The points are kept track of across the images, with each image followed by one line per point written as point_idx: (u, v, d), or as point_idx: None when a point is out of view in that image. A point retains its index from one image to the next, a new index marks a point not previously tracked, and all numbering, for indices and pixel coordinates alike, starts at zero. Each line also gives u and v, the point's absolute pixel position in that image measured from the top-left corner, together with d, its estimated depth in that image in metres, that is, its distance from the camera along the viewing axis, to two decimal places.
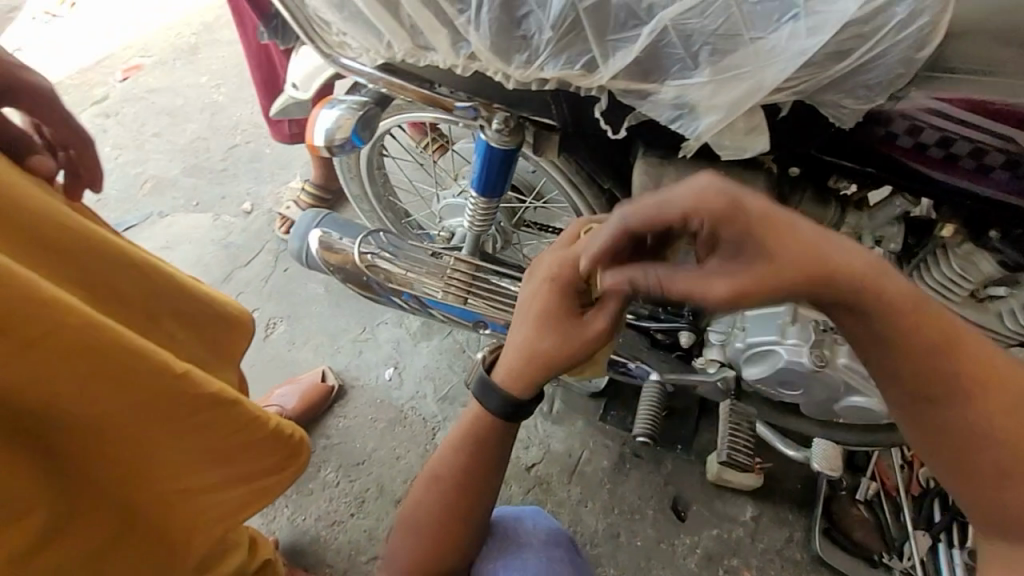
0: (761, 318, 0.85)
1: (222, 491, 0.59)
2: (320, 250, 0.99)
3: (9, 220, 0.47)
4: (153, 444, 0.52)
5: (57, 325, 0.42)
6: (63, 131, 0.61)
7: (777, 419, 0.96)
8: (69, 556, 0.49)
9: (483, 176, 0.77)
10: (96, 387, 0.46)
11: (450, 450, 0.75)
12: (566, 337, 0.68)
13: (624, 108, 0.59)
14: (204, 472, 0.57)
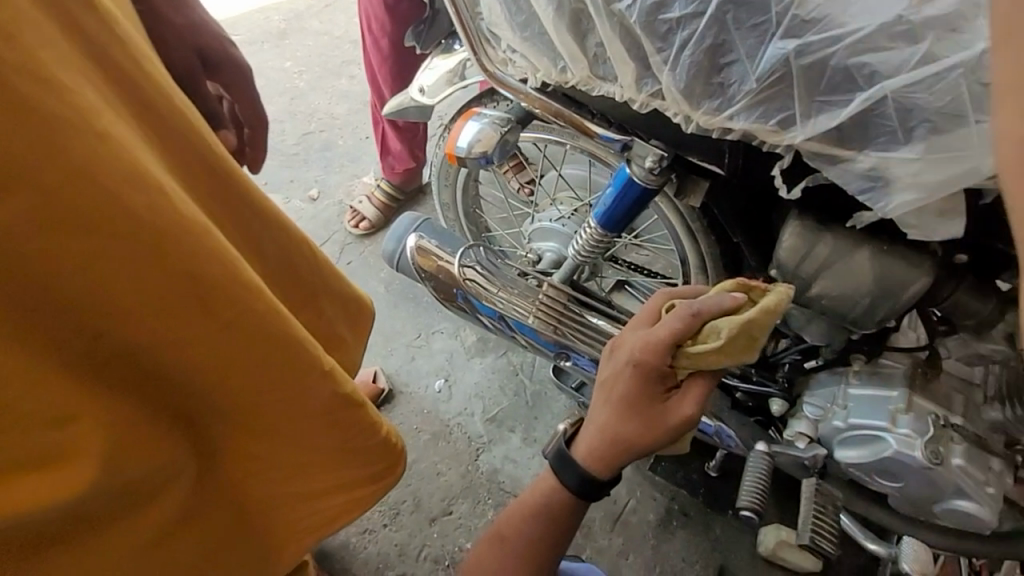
0: (868, 400, 0.82)
1: (329, 500, 0.57)
2: (414, 254, 0.97)
3: (219, 190, 0.48)
4: (276, 437, 0.51)
5: (230, 288, 0.43)
6: (246, 107, 0.62)
7: (863, 508, 0.90)
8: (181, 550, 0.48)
9: (610, 211, 0.75)
10: (250, 364, 0.46)
11: (525, 517, 0.64)
12: (649, 422, 0.61)
13: (804, 169, 0.56)
14: (317, 477, 0.55)
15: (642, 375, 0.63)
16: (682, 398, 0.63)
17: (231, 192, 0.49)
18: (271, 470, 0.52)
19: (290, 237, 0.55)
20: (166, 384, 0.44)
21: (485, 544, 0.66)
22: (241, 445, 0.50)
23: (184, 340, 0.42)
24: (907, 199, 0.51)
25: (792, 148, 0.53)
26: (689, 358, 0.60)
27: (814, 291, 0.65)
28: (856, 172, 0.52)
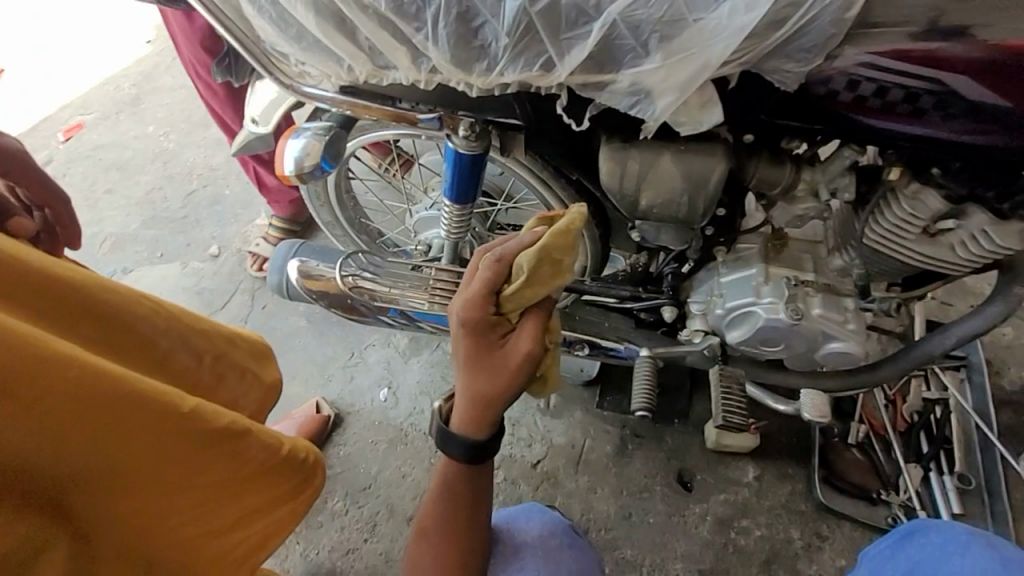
0: (736, 282, 0.90)
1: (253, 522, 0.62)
2: (300, 279, 0.99)
3: (53, 295, 0.54)
4: (169, 494, 0.53)
5: (75, 373, 0.45)
6: (42, 193, 0.65)
7: (766, 377, 1.00)
8: None
9: (456, 185, 0.79)
10: (121, 434, 0.48)
11: (435, 498, 0.71)
12: (495, 369, 0.66)
13: (584, 100, 0.62)
14: (233, 506, 0.59)
15: (478, 331, 0.68)
16: (520, 339, 0.68)
17: (59, 291, 0.54)
18: (183, 522, 0.55)
19: (140, 311, 0.61)
20: (33, 487, 0.44)
21: (415, 539, 0.72)
22: (141, 517, 0.51)
23: (37, 436, 0.43)
24: (668, 102, 0.56)
25: (563, 85, 0.58)
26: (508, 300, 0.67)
27: (644, 205, 0.72)
28: (620, 90, 0.57)
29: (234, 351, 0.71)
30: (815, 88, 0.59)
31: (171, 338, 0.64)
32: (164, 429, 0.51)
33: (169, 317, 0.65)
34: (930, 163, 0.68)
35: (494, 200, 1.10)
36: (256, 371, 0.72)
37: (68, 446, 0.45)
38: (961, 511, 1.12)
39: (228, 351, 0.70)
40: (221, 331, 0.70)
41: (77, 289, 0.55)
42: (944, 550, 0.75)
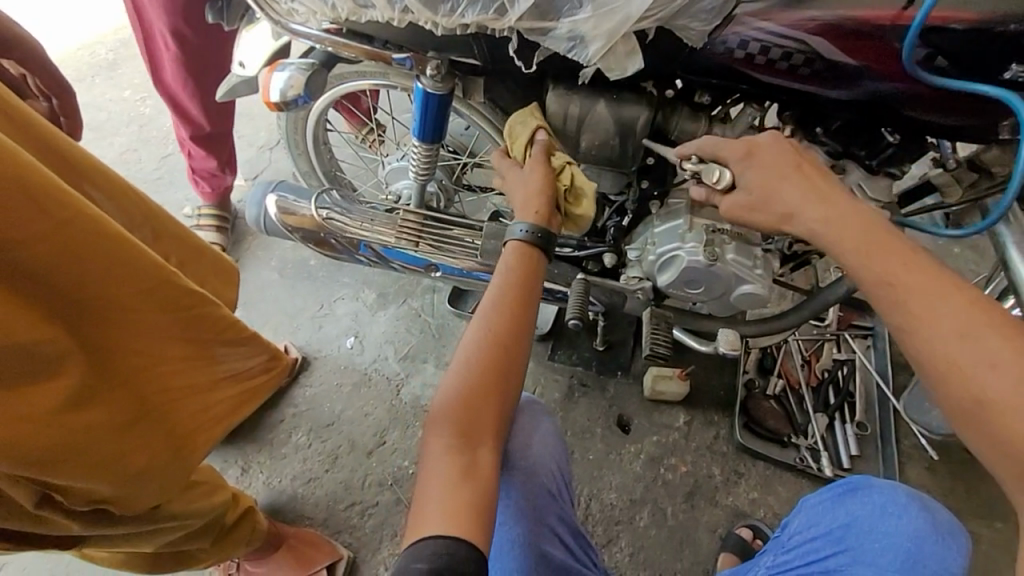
0: (666, 231, 1.03)
1: (226, 388, 0.74)
2: (278, 214, 1.09)
3: (62, 169, 0.62)
4: (150, 340, 0.64)
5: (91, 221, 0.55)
6: (50, 83, 0.74)
7: (692, 323, 1.13)
8: (89, 432, 0.57)
9: (423, 125, 0.90)
10: (119, 281, 0.58)
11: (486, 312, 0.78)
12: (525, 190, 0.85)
13: (531, 45, 0.74)
14: (207, 368, 0.71)
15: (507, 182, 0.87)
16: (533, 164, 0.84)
17: (67, 167, 0.63)
18: (164, 370, 0.66)
19: (128, 200, 0.70)
20: (50, 300, 0.54)
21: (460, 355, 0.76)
22: (127, 351, 0.61)
23: (58, 262, 0.53)
24: (598, 47, 0.69)
25: (514, 29, 0.71)
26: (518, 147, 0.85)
27: (584, 146, 0.85)
28: (560, 36, 0.70)
29: (200, 263, 0.79)
30: (714, 47, 0.73)
31: (145, 233, 0.72)
32: (152, 287, 0.62)
33: (142, 213, 0.72)
34: (815, 123, 0.83)
35: (458, 155, 1.22)
36: (215, 286, 0.81)
37: (80, 272, 0.55)
38: (857, 453, 1.29)
39: (194, 260, 0.78)
40: (194, 240, 0.78)
41: (73, 165, 0.63)
42: (884, 512, 0.83)
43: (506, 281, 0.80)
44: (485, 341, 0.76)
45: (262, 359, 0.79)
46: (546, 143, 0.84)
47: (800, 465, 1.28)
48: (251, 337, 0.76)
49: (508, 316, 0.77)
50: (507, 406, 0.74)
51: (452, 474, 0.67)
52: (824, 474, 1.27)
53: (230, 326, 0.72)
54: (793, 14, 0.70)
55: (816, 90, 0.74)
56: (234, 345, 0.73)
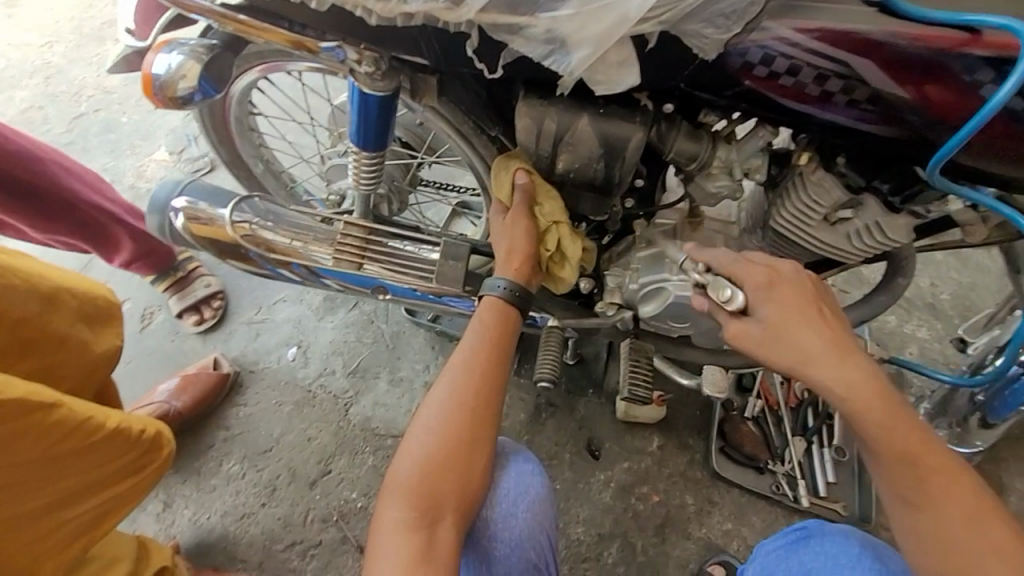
0: (652, 258, 0.89)
1: (89, 498, 0.76)
2: (185, 223, 0.89)
3: None
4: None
5: None
6: None
7: (676, 351, 1.00)
8: None
9: (363, 130, 0.72)
10: None
11: (460, 366, 0.72)
12: (512, 241, 0.76)
13: (497, 45, 0.57)
14: (61, 480, 0.72)
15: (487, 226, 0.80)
16: (514, 219, 0.76)
17: None
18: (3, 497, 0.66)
19: None
20: None
21: (428, 422, 0.69)
22: None
23: None
24: (582, 56, 0.53)
25: (474, 23, 0.53)
26: (502, 191, 0.75)
27: (560, 168, 0.70)
28: (535, 37, 0.53)
29: (57, 314, 0.73)
30: (731, 59, 0.57)
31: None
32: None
33: None
34: (837, 152, 0.70)
35: (415, 152, 1.03)
36: (81, 339, 0.75)
37: None
38: (834, 481, 1.21)
39: (49, 315, 0.71)
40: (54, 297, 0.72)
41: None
42: (836, 564, 0.74)
43: (484, 324, 0.74)
44: (449, 409, 0.69)
45: (137, 450, 0.80)
46: (531, 196, 0.75)
47: (775, 494, 1.21)
48: (116, 434, 0.76)
49: (477, 380, 0.71)
50: (478, 481, 0.67)
51: (403, 560, 0.61)
52: (799, 504, 1.20)
53: (80, 426, 0.71)
54: (825, 24, 0.55)
55: (852, 124, 0.61)
56: (93, 447, 0.74)
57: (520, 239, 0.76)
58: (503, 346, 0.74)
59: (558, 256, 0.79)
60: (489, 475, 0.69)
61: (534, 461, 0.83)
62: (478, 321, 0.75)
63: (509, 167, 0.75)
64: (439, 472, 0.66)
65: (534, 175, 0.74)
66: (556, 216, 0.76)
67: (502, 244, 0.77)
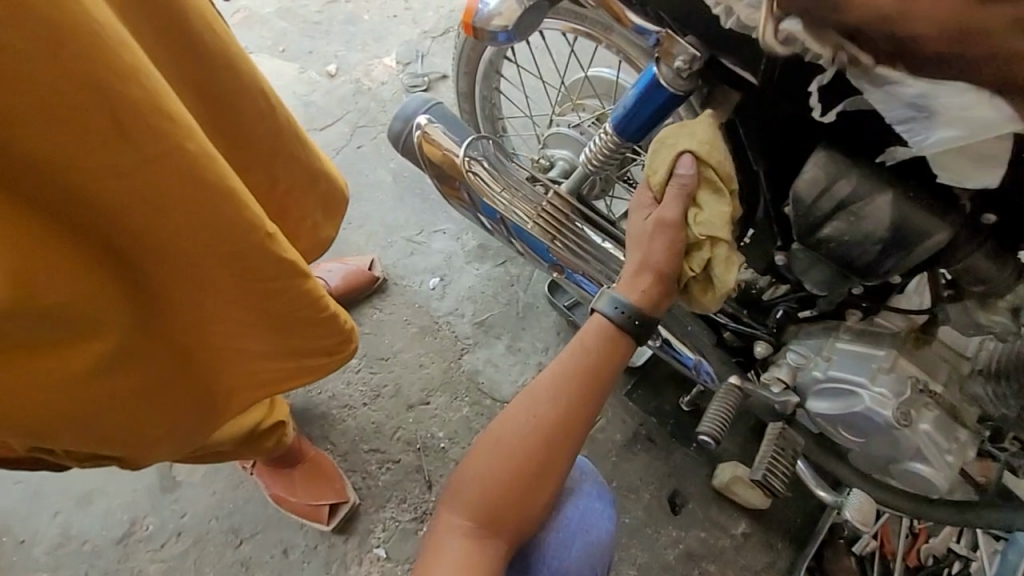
0: (853, 357, 0.80)
1: (283, 364, 0.72)
2: (419, 137, 0.95)
3: (192, 64, 0.55)
4: (218, 301, 0.62)
5: (165, 149, 0.50)
6: None
7: (819, 458, 0.93)
8: (139, 370, 0.63)
9: (629, 117, 0.70)
10: (193, 234, 0.55)
11: (539, 399, 0.74)
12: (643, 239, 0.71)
13: (843, 90, 0.54)
14: (272, 340, 0.68)
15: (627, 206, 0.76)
16: (659, 208, 0.70)
17: (205, 71, 0.56)
18: (215, 329, 0.65)
19: (265, 120, 0.62)
20: (136, 248, 0.55)
21: (495, 442, 0.74)
22: (196, 308, 0.62)
23: (133, 205, 0.51)
24: (949, 136, 0.49)
25: (839, 59, 0.50)
26: (655, 178, 0.69)
27: (824, 233, 0.62)
28: (900, 98, 0.49)
29: (309, 191, 0.70)
30: None
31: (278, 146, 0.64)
32: (236, 246, 0.57)
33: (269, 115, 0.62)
34: None
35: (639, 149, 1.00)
36: (314, 222, 0.72)
37: (160, 218, 0.53)
38: None
39: (306, 187, 0.69)
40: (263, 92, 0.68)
41: (204, 58, 0.56)
42: None
43: (585, 349, 0.75)
44: (520, 437, 0.73)
45: (339, 339, 0.72)
46: (689, 189, 0.68)
47: None
48: (330, 319, 0.69)
49: (552, 413, 0.73)
50: (534, 495, 0.72)
51: (455, 563, 0.69)
52: None
53: (308, 298, 0.65)
54: None
55: None
56: (309, 322, 0.68)
57: (655, 231, 0.70)
58: (587, 389, 0.74)
59: (692, 263, 0.70)
60: (547, 506, 0.73)
61: (605, 501, 0.83)
62: (563, 356, 0.76)
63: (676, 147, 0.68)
64: (499, 492, 0.72)
65: (700, 164, 0.67)
66: (715, 221, 0.67)
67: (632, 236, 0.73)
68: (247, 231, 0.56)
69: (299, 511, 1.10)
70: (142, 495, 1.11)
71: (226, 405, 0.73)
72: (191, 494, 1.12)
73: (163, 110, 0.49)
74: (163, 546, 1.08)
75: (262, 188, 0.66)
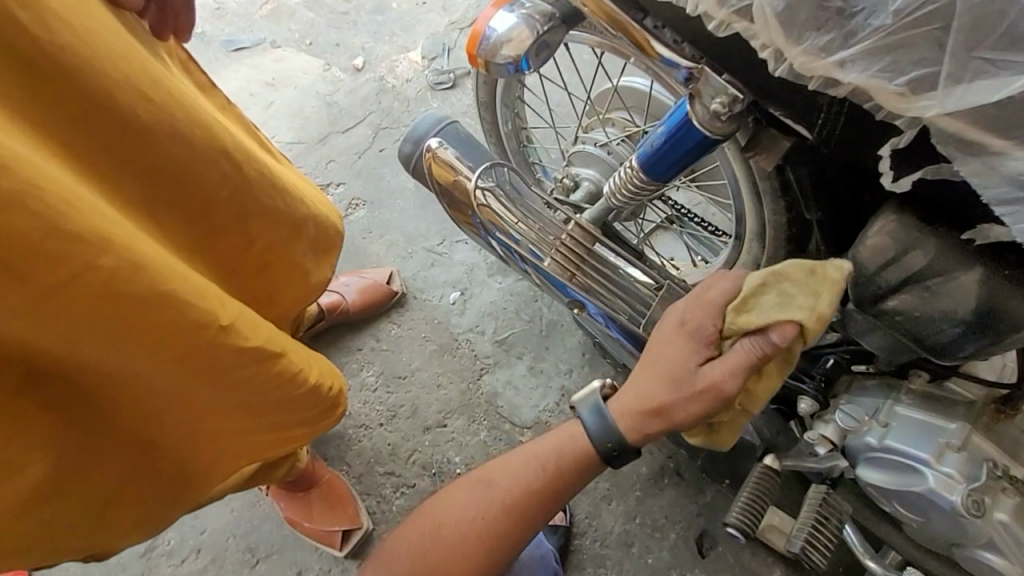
0: (917, 427, 0.69)
1: (263, 437, 0.73)
2: (431, 161, 0.88)
3: (151, 145, 0.55)
4: (188, 394, 0.61)
5: (104, 263, 0.49)
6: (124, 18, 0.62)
7: (869, 522, 0.82)
8: (104, 477, 0.60)
9: (656, 157, 0.62)
10: (149, 337, 0.55)
11: (500, 488, 0.70)
12: (678, 383, 0.64)
13: (924, 155, 0.45)
14: (234, 422, 0.67)
15: (681, 318, 0.65)
16: (717, 364, 0.61)
17: (163, 155, 0.56)
18: (188, 420, 0.64)
19: (231, 182, 0.62)
20: (89, 361, 0.53)
21: (438, 528, 0.70)
22: (163, 404, 0.61)
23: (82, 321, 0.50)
24: None
25: (919, 122, 0.42)
26: (735, 328, 0.59)
27: (888, 306, 0.52)
28: (1000, 175, 0.41)
29: (297, 241, 0.72)
30: None
31: (246, 209, 0.65)
32: (195, 342, 0.58)
33: (238, 184, 0.63)
34: None
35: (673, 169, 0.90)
36: (307, 271, 0.75)
37: (113, 330, 0.52)
38: None
39: (288, 242, 0.71)
40: (206, 92, 0.69)
41: (154, 143, 0.55)
42: None
43: (558, 470, 0.69)
44: (465, 530, 0.69)
45: (313, 413, 0.75)
46: (762, 352, 0.58)
47: None
48: (308, 390, 0.71)
49: (506, 509, 0.69)
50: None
51: None
52: None
53: (277, 378, 0.67)
54: None
55: None
56: (286, 398, 0.70)
57: (698, 385, 0.62)
58: (547, 489, 0.69)
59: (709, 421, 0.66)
60: None
61: None
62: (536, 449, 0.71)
63: (786, 302, 0.55)
64: None
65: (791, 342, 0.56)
66: (759, 394, 0.62)
67: (669, 367, 0.65)
68: (202, 328, 0.58)
69: (313, 535, 1.09)
70: None
71: (204, 488, 0.71)
72: (212, 511, 1.13)
73: (95, 223, 0.49)
74: (183, 561, 1.10)
75: (233, 252, 0.66)
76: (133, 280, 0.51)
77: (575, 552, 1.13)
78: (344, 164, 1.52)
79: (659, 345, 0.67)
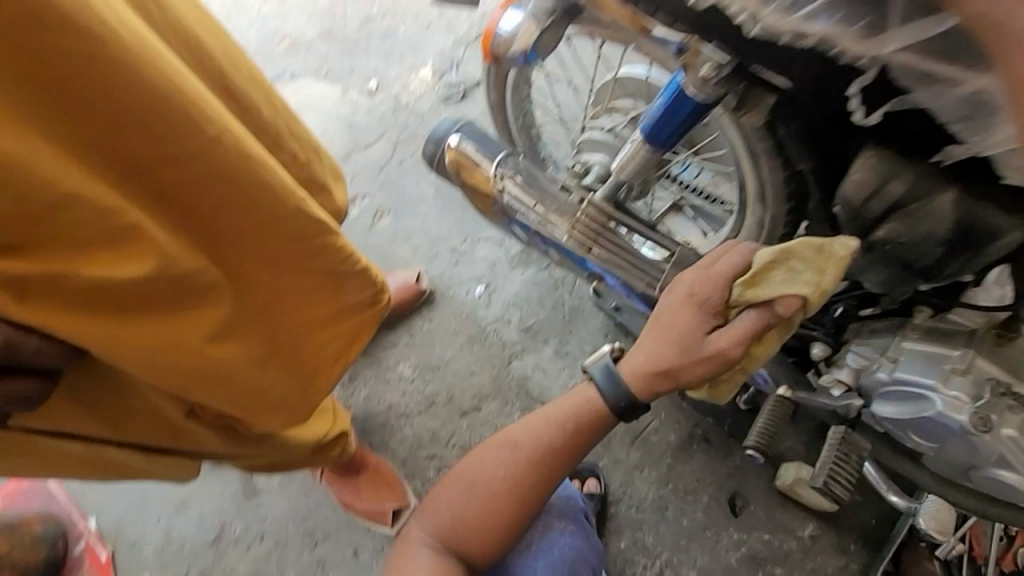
0: (922, 356, 0.75)
1: (340, 325, 0.78)
2: (453, 158, 0.97)
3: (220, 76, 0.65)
4: (279, 269, 0.68)
5: (213, 139, 0.57)
6: None
7: (890, 459, 0.86)
8: (233, 353, 0.67)
9: (659, 125, 0.71)
10: (248, 205, 0.62)
11: (529, 446, 0.75)
12: (689, 347, 0.70)
13: (889, 90, 0.52)
14: (317, 298, 0.74)
15: (690, 289, 0.71)
16: (726, 333, 0.68)
17: (229, 90, 0.66)
18: (280, 301, 0.71)
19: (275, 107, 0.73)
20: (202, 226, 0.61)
21: (468, 476, 0.76)
22: (260, 280, 0.68)
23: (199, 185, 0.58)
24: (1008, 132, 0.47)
25: (879, 61, 0.49)
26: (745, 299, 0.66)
27: (879, 236, 0.61)
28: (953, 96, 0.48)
29: (321, 163, 0.81)
30: None
31: (278, 130, 0.72)
32: (285, 210, 0.65)
33: (274, 108, 0.72)
34: None
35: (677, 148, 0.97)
36: (328, 190, 0.82)
37: (223, 197, 0.60)
38: None
39: (314, 162, 0.79)
40: None
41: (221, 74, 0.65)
42: None
43: (578, 430, 0.75)
44: (500, 484, 0.74)
45: (373, 295, 0.81)
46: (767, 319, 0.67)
47: None
48: (367, 270, 0.78)
49: (531, 463, 0.74)
50: (497, 546, 0.74)
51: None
52: None
53: (343, 255, 0.73)
54: None
55: None
56: (351, 278, 0.76)
57: (707, 352, 0.70)
58: (567, 445, 0.75)
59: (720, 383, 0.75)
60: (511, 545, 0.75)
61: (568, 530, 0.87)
62: (559, 410, 0.76)
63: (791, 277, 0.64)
64: (467, 529, 0.74)
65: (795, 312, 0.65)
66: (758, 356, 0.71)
67: (682, 336, 0.71)
68: (289, 195, 0.65)
69: (366, 514, 1.16)
70: (228, 502, 1.22)
71: (304, 377, 0.77)
72: (270, 500, 1.22)
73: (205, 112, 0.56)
74: (249, 547, 1.18)
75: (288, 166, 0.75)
76: (238, 157, 0.59)
77: (612, 519, 1.19)
78: (368, 177, 1.62)
79: (669, 312, 0.73)
